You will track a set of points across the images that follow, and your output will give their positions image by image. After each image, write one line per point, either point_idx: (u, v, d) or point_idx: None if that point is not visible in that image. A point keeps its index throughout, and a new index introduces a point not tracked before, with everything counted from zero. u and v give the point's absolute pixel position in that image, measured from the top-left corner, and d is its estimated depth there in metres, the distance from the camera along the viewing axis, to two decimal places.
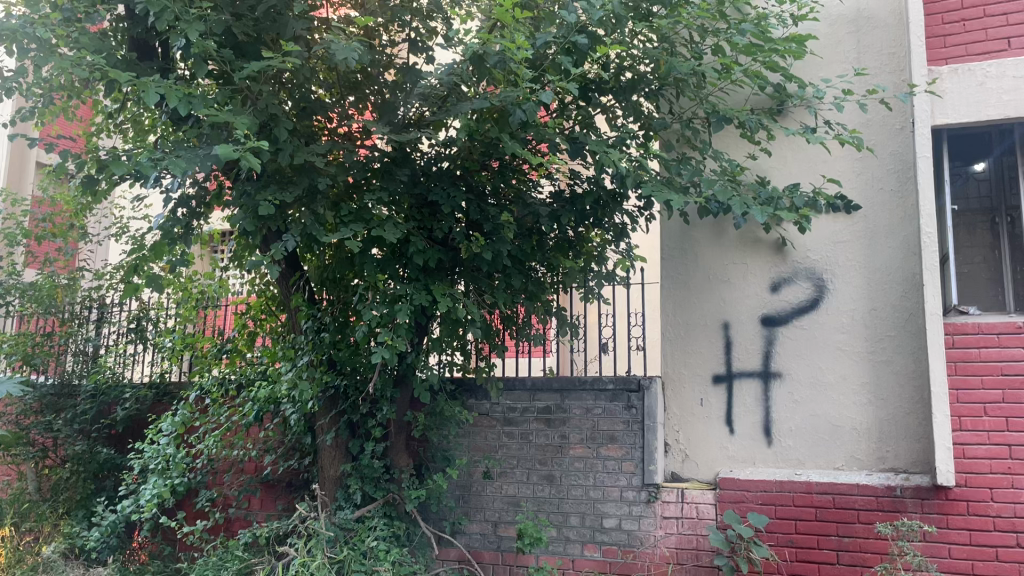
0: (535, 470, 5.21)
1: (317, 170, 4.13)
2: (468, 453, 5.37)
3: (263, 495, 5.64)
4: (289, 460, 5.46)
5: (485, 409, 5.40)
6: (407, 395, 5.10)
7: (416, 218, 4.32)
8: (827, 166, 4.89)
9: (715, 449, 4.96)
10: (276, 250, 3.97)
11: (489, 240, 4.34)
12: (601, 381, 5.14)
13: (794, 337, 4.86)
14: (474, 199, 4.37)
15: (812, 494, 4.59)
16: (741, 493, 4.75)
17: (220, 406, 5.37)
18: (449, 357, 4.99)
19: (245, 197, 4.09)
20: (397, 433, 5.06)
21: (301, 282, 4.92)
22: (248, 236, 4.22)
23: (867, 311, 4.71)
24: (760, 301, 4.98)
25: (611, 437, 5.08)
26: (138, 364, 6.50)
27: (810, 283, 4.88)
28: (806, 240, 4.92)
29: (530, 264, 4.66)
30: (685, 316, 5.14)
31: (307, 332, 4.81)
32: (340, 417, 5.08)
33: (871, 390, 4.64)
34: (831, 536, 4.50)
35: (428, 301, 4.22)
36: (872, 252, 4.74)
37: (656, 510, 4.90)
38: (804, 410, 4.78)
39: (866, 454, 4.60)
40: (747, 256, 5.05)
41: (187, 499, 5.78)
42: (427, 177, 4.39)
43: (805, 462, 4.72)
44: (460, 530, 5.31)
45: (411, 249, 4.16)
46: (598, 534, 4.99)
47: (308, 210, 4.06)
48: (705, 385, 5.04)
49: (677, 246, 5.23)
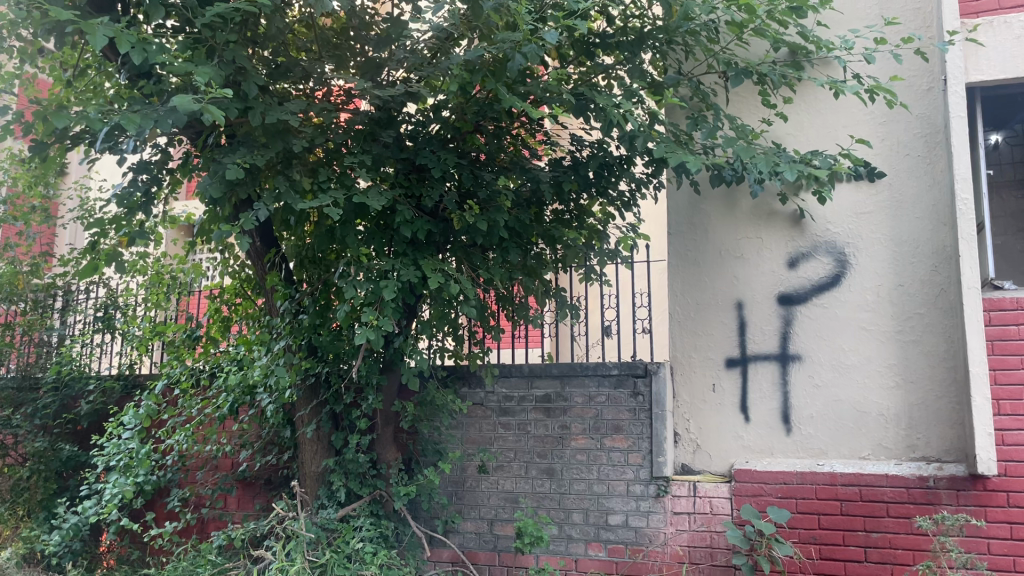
0: (534, 464, 4.82)
1: (291, 131, 3.73)
2: (462, 446, 4.97)
3: (240, 494, 5.25)
4: (267, 456, 5.05)
5: (480, 398, 5.01)
6: (394, 383, 4.70)
7: (403, 186, 3.92)
8: (848, 130, 4.52)
9: (729, 439, 4.57)
10: (246, 220, 3.55)
11: (485, 210, 3.95)
12: (604, 366, 4.76)
13: (814, 316, 4.49)
14: (467, 164, 3.98)
15: (837, 486, 4.22)
16: (758, 485, 4.37)
17: (191, 398, 4.96)
18: (441, 343, 4.58)
19: (212, 162, 3.67)
20: (385, 424, 4.65)
21: (277, 260, 4.53)
22: (215, 206, 3.80)
23: (893, 287, 4.35)
24: (777, 278, 4.60)
25: (616, 427, 4.70)
26: (106, 355, 6.10)
27: (830, 258, 4.50)
28: (825, 212, 4.55)
29: (530, 238, 4.27)
30: (695, 295, 4.75)
31: (285, 314, 4.41)
32: (321, 408, 4.66)
33: (898, 373, 4.28)
34: (859, 532, 4.14)
35: (417, 278, 3.82)
36: (898, 223, 4.38)
37: (666, 505, 4.52)
38: (825, 395, 4.41)
39: (895, 442, 4.24)
40: (762, 230, 4.67)
41: (158, 499, 5.36)
42: (414, 141, 3.99)
43: (827, 451, 4.36)
44: (452, 529, 4.91)
45: (398, 219, 3.76)
46: (603, 532, 4.60)
47: (281, 177, 3.67)
48: (717, 370, 4.65)
49: (685, 220, 4.85)
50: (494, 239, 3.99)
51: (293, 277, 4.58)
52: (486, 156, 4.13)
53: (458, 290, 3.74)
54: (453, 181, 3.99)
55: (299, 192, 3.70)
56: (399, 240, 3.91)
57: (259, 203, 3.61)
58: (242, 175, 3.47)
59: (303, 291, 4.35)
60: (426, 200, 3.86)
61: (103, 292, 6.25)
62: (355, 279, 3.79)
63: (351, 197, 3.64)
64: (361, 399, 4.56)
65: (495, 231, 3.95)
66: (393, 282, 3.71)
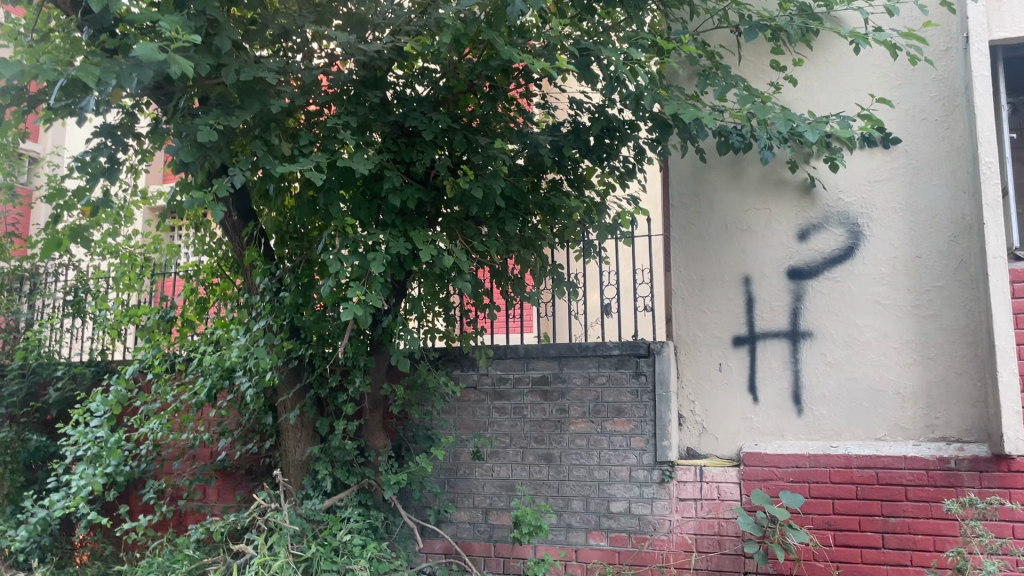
0: (530, 449, 4.57)
1: (269, 92, 3.45)
2: (455, 431, 4.72)
3: (219, 485, 4.95)
4: (248, 444, 4.78)
5: (473, 381, 4.75)
6: (384, 365, 4.44)
7: (391, 150, 3.64)
8: (860, 95, 4.29)
9: (737, 421, 4.34)
10: (221, 186, 3.28)
11: (480, 176, 3.68)
12: (604, 346, 4.49)
13: (826, 291, 4.25)
14: (460, 128, 3.71)
15: (852, 469, 4.00)
16: (769, 469, 4.15)
17: (166, 383, 4.67)
18: (430, 324, 4.32)
19: (183, 124, 3.38)
20: (372, 409, 4.39)
21: (255, 234, 4.23)
22: (187, 173, 3.51)
23: (910, 259, 4.12)
24: (786, 251, 4.36)
25: (618, 410, 4.45)
26: (76, 339, 5.79)
27: (843, 229, 4.27)
28: (837, 181, 4.32)
29: (527, 208, 4.01)
30: (699, 270, 4.51)
31: (264, 292, 4.12)
32: (305, 393, 4.38)
33: (916, 349, 4.06)
34: (876, 517, 3.92)
35: (408, 251, 3.55)
36: (914, 192, 4.15)
37: (671, 491, 4.29)
38: (839, 373, 4.18)
39: (913, 422, 4.02)
40: (770, 200, 4.43)
41: (132, 490, 5.07)
42: (403, 103, 3.72)
43: (841, 432, 4.13)
44: (445, 519, 4.66)
45: (385, 187, 3.48)
46: (605, 520, 4.37)
47: (258, 141, 3.41)
48: (724, 348, 4.41)
49: (690, 191, 4.61)
50: (489, 208, 3.72)
51: (273, 253, 4.29)
52: (481, 119, 3.86)
53: (451, 263, 3.48)
54: (445, 147, 3.73)
55: (279, 158, 3.44)
56: (387, 210, 3.63)
57: (235, 168, 3.35)
58: (215, 137, 3.19)
59: (283, 267, 4.05)
60: (416, 166, 3.59)
61: (73, 274, 5.93)
62: (340, 252, 3.51)
63: (335, 162, 3.36)
64: (347, 382, 4.28)
65: (490, 200, 3.68)
66: (382, 256, 3.44)
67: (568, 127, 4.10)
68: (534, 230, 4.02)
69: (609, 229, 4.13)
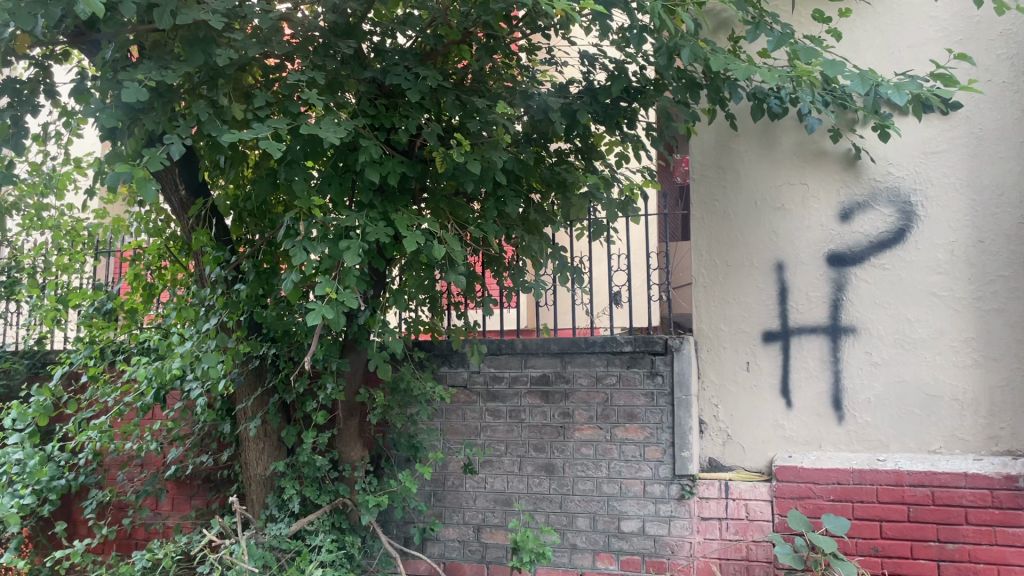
0: (529, 459, 4.00)
1: (216, 40, 2.78)
2: (443, 438, 4.14)
3: (173, 495, 4.39)
4: (203, 455, 4.17)
5: (463, 380, 4.18)
6: (359, 368, 3.81)
7: (368, 114, 2.97)
8: (914, 52, 3.70)
9: (767, 429, 3.77)
10: (151, 157, 2.62)
11: (476, 145, 3.03)
12: (615, 342, 3.90)
13: (872, 279, 3.68)
14: (451, 86, 3.06)
15: (903, 487, 3.46)
16: (805, 486, 3.59)
17: (104, 385, 4.00)
18: (413, 314, 3.77)
19: (103, 80, 2.69)
20: (347, 417, 3.78)
21: (205, 214, 3.57)
22: (113, 141, 2.82)
23: (972, 244, 3.55)
24: (825, 234, 3.77)
25: (630, 415, 3.87)
26: (10, 325, 5.09)
27: (893, 208, 3.69)
28: (887, 152, 3.72)
29: (530, 183, 3.40)
30: (724, 255, 3.93)
31: (216, 283, 3.48)
32: (268, 398, 3.78)
33: (977, 348, 3.50)
34: (930, 543, 3.41)
35: (388, 237, 2.92)
36: (976, 166, 3.57)
37: (692, 509, 3.73)
38: (887, 375, 3.62)
39: (974, 433, 3.47)
40: (807, 174, 3.83)
41: (74, 502, 4.47)
42: (382, 55, 3.04)
43: (889, 444, 3.58)
44: (431, 537, 4.10)
45: (361, 159, 2.82)
46: (615, 541, 3.81)
47: (201, 103, 2.76)
48: (751, 345, 3.84)
49: (713, 163, 4.00)
50: (487, 184, 3.10)
51: (226, 236, 3.64)
52: (474, 76, 3.21)
53: (441, 252, 2.85)
54: (433, 109, 3.07)
55: (227, 122, 2.80)
56: (363, 186, 2.99)
57: (170, 135, 2.68)
58: (142, 96, 2.52)
59: (241, 252, 3.44)
60: (399, 133, 2.92)
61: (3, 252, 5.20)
62: (306, 239, 2.88)
63: (298, 129, 2.71)
64: (317, 387, 3.67)
65: (489, 175, 3.05)
66: (357, 244, 2.80)
67: (580, 87, 3.47)
68: (540, 211, 3.39)
69: (620, 206, 3.45)
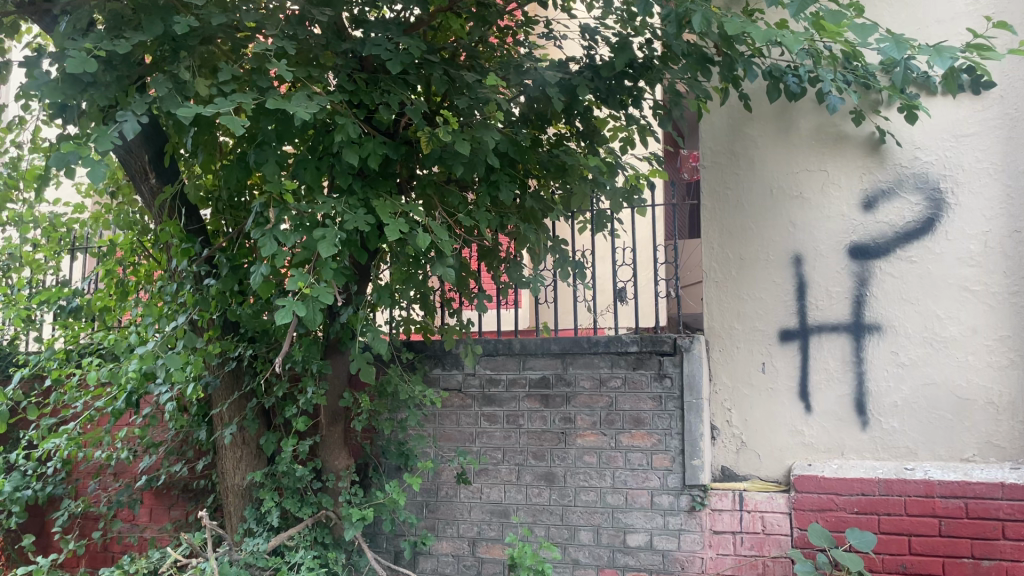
0: (527, 467, 3.73)
1: (178, 6, 2.51)
2: (436, 445, 3.87)
3: (150, 505, 4.11)
4: (178, 464, 3.90)
5: (458, 383, 3.90)
6: (344, 371, 3.53)
7: (346, 90, 2.70)
8: (942, 26, 3.42)
9: (785, 435, 3.49)
10: (104, 135, 2.35)
11: (466, 124, 2.76)
12: (620, 341, 3.63)
13: (898, 273, 3.39)
14: (439, 60, 2.79)
15: (934, 499, 3.16)
16: (827, 497, 3.30)
17: (73, 389, 3.73)
18: (404, 313, 3.51)
19: (51, 53, 2.43)
20: (331, 423, 3.51)
21: (176, 203, 3.29)
22: (65, 119, 2.56)
23: (1007, 234, 3.26)
24: (847, 225, 3.49)
25: (636, 421, 3.59)
26: None
27: (921, 196, 3.40)
28: (914, 135, 3.44)
29: (526, 169, 3.14)
30: (737, 248, 3.65)
31: (186, 278, 3.21)
32: (246, 402, 3.52)
33: (1014, 348, 3.21)
34: (964, 559, 3.11)
35: (368, 225, 2.64)
36: (1012, 149, 3.29)
37: (703, 522, 3.45)
38: (915, 377, 3.33)
39: (1011, 440, 3.18)
40: (827, 160, 3.55)
41: (46, 512, 4.23)
42: (363, 26, 2.77)
43: (918, 451, 3.30)
44: (424, 551, 3.82)
45: (337, 138, 2.55)
46: (620, 557, 3.53)
47: (160, 76, 2.49)
48: (767, 345, 3.56)
49: (725, 149, 3.72)
50: (478, 168, 2.82)
51: (200, 228, 3.36)
52: (466, 51, 2.95)
53: (427, 241, 2.56)
54: (419, 85, 2.80)
55: (190, 99, 2.53)
56: (342, 169, 2.71)
57: (125, 111, 2.42)
58: (89, 67, 2.26)
59: (214, 245, 3.20)
60: (380, 111, 2.65)
61: None
62: (278, 228, 2.61)
63: (265, 104, 2.44)
64: (298, 391, 3.41)
65: (479, 158, 2.77)
66: (333, 233, 2.53)
67: (581, 64, 3.19)
68: (536, 197, 3.11)
69: (624, 195, 3.16)
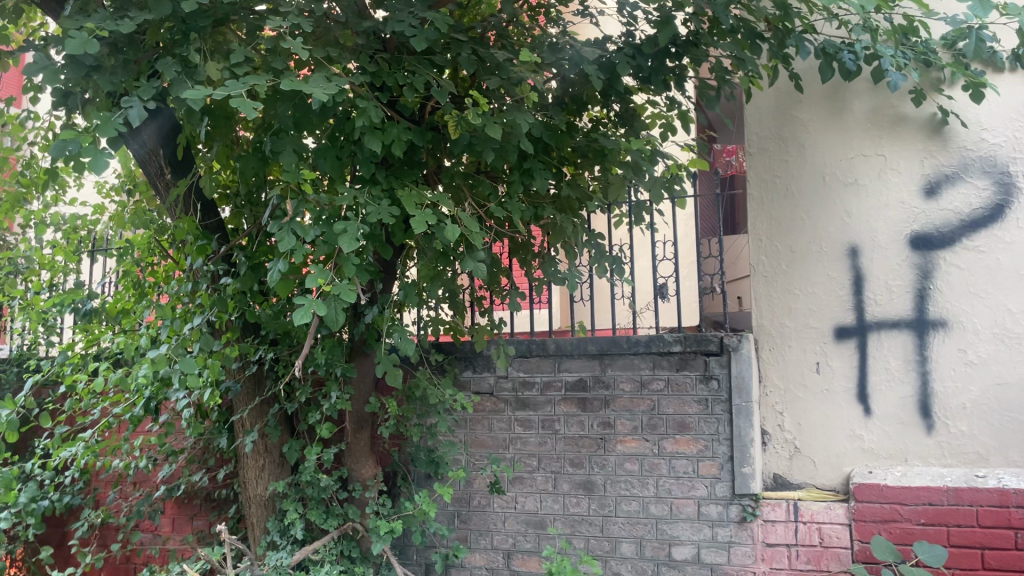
0: (564, 475, 3.51)
1: None
2: (467, 452, 3.68)
3: (172, 516, 3.96)
4: (199, 473, 3.75)
5: (489, 386, 3.71)
6: (369, 374, 3.34)
7: (368, 72, 2.51)
8: None
9: (843, 441, 3.24)
10: (108, 122, 2.18)
11: (497, 107, 2.56)
12: (661, 341, 3.41)
13: (965, 264, 3.14)
14: (468, 39, 2.59)
15: (1009, 509, 2.88)
16: (890, 508, 3.04)
17: (90, 395, 3.58)
18: (432, 312, 3.31)
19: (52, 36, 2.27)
20: (357, 429, 3.33)
21: (189, 198, 3.10)
22: (69, 109, 2.40)
23: None
24: (907, 213, 3.24)
25: (680, 426, 3.37)
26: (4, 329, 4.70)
27: (988, 181, 3.14)
28: (980, 115, 3.18)
29: (562, 156, 2.94)
30: (788, 239, 3.41)
31: (202, 277, 3.04)
32: (268, 408, 3.33)
33: None
34: None
35: (393, 217, 2.45)
36: None
37: (754, 533, 3.22)
38: (985, 377, 3.07)
39: None
40: (884, 144, 3.30)
41: (68, 522, 4.14)
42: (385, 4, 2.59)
43: (990, 457, 3.03)
44: (456, 564, 3.63)
45: (359, 123, 2.36)
46: (666, 571, 3.30)
47: (169, 59, 2.32)
48: (821, 344, 3.31)
49: (773, 134, 3.49)
50: (510, 154, 2.62)
51: (216, 225, 3.19)
52: (496, 29, 2.75)
53: (455, 233, 2.36)
54: (447, 66, 2.60)
55: (202, 85, 2.36)
56: (365, 157, 2.52)
57: (131, 97, 2.25)
58: (90, 48, 2.09)
59: (232, 243, 3.04)
60: (404, 93, 2.45)
61: None
62: (296, 222, 2.43)
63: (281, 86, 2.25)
64: (321, 397, 3.23)
65: (512, 143, 2.57)
66: (355, 226, 2.34)
67: (620, 43, 2.98)
68: (572, 186, 2.90)
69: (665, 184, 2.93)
